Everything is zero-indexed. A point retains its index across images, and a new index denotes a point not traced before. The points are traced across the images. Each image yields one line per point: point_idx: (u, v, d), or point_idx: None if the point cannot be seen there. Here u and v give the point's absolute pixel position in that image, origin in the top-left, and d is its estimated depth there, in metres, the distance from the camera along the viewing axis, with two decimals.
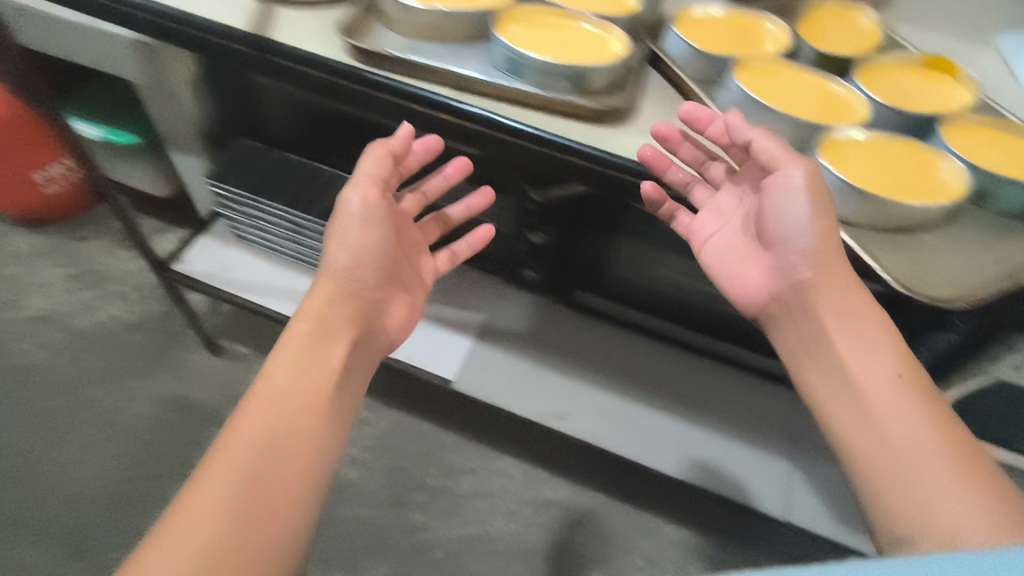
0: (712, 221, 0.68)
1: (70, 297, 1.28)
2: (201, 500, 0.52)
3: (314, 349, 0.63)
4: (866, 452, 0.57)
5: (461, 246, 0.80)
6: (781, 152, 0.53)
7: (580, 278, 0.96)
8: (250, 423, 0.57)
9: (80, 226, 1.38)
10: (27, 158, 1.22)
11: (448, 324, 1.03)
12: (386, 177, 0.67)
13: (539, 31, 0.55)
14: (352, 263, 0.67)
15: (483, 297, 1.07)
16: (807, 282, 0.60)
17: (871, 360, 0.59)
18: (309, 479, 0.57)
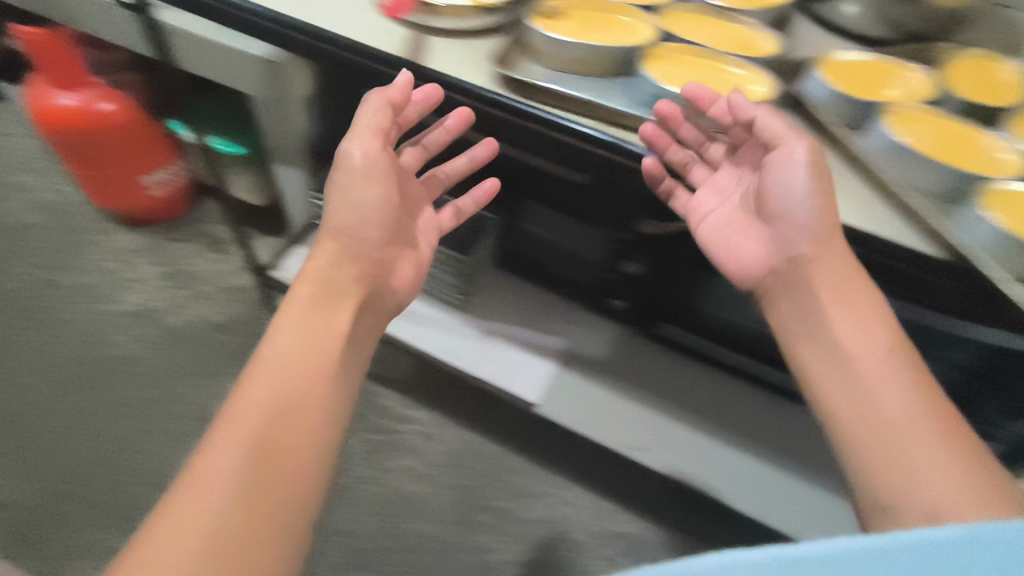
0: (712, 197, 0.69)
1: (162, 294, 1.34)
2: (216, 467, 0.51)
3: (320, 311, 0.61)
4: (859, 425, 0.55)
5: (465, 203, 0.80)
6: (782, 129, 0.57)
7: (669, 313, 0.97)
8: (261, 390, 0.55)
9: (176, 228, 1.45)
10: (141, 164, 1.31)
11: (530, 346, 1.04)
12: (386, 129, 0.63)
13: (684, 70, 0.58)
14: (359, 221, 0.64)
15: (565, 322, 1.07)
16: (805, 257, 0.59)
17: (867, 335, 0.57)
18: (323, 441, 0.56)
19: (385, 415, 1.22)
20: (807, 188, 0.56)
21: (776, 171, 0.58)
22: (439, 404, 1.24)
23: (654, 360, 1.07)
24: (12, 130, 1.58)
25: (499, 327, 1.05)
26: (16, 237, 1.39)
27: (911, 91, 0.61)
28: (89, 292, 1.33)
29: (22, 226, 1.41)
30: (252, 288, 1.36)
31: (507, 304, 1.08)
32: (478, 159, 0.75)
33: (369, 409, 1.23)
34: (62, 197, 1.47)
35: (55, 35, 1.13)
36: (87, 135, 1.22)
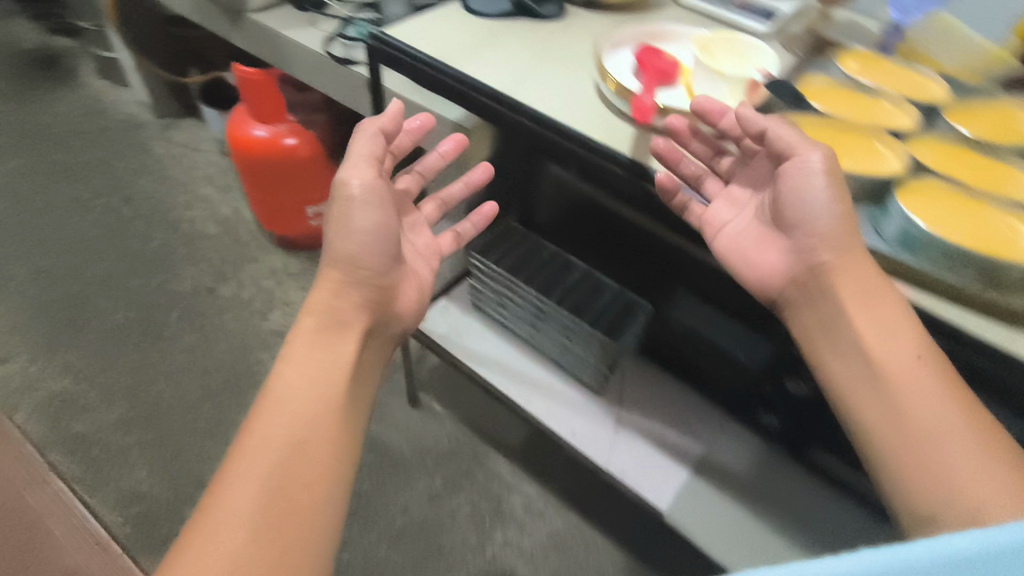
0: (729, 210, 0.65)
1: None
2: (233, 502, 0.50)
3: (327, 341, 0.62)
4: (891, 433, 0.52)
5: (467, 226, 0.83)
6: (796, 138, 0.56)
7: (823, 437, 0.86)
8: (274, 425, 0.55)
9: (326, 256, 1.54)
10: (310, 195, 1.41)
11: (667, 447, 0.96)
12: (380, 158, 0.69)
13: (945, 208, 0.52)
14: (361, 250, 0.66)
15: (707, 426, 0.99)
16: (828, 267, 0.55)
17: (894, 343, 0.53)
18: (340, 466, 0.55)
19: (494, 480, 1.20)
20: (825, 195, 0.54)
21: (791, 182, 0.56)
22: (548, 479, 1.20)
23: (805, 491, 0.94)
24: (206, 148, 1.77)
25: (634, 419, 0.99)
26: (192, 244, 1.53)
27: None
28: (242, 305, 1.42)
29: (198, 235, 1.55)
30: None
31: (645, 395, 1.02)
32: (476, 181, 0.83)
33: (479, 470, 1.21)
34: (235, 214, 1.61)
35: (268, 76, 1.25)
36: (274, 165, 1.33)
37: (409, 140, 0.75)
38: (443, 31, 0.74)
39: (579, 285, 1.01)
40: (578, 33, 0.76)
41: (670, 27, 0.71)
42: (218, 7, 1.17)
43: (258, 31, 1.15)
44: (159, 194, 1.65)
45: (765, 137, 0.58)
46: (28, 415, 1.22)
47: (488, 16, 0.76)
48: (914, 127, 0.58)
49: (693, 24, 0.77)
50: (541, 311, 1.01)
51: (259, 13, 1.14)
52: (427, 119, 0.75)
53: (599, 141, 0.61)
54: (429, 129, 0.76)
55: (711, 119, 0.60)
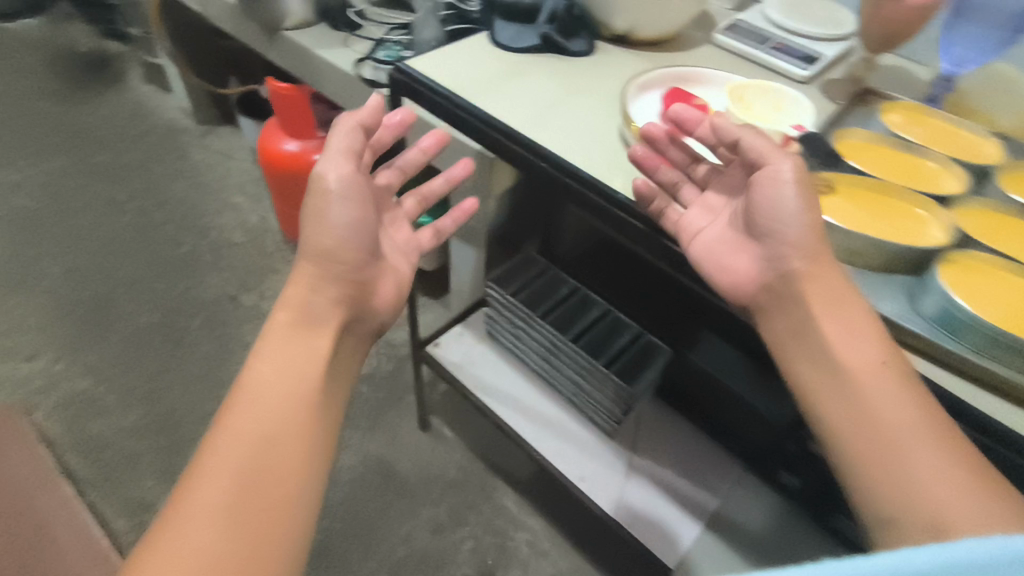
0: (704, 216, 0.60)
1: None
2: (199, 502, 0.49)
3: (301, 337, 0.60)
4: (856, 441, 0.47)
5: (447, 223, 0.80)
6: (769, 147, 0.53)
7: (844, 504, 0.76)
8: (244, 420, 0.54)
9: None
10: None
11: (677, 498, 0.92)
12: (358, 152, 0.67)
13: (987, 287, 0.48)
14: (336, 244, 0.64)
15: (722, 480, 0.94)
16: (797, 274, 0.51)
17: (858, 346, 0.48)
18: (313, 462, 0.54)
19: (500, 514, 1.17)
20: (797, 204, 0.51)
21: (761, 190, 0.53)
22: (554, 517, 1.16)
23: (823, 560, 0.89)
24: (241, 156, 1.80)
25: (646, 466, 0.95)
26: (219, 252, 1.55)
27: None
28: (262, 315, 1.43)
29: (225, 242, 1.57)
30: (402, 347, 1.41)
31: (660, 443, 0.98)
32: (456, 176, 0.79)
33: (485, 503, 1.18)
34: (262, 223, 1.62)
35: (301, 93, 1.25)
36: (302, 179, 1.34)
37: (389, 135, 0.72)
38: (467, 63, 0.73)
39: (595, 323, 0.98)
40: (607, 70, 0.73)
41: (705, 72, 0.68)
42: (256, 24, 1.18)
43: (292, 49, 1.15)
44: (191, 199, 1.67)
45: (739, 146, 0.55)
46: (47, 413, 1.24)
47: (516, 50, 0.74)
48: (962, 192, 0.54)
49: (729, 66, 0.73)
50: (554, 345, 0.97)
51: (295, 31, 1.15)
52: (407, 114, 0.72)
53: (614, 190, 0.60)
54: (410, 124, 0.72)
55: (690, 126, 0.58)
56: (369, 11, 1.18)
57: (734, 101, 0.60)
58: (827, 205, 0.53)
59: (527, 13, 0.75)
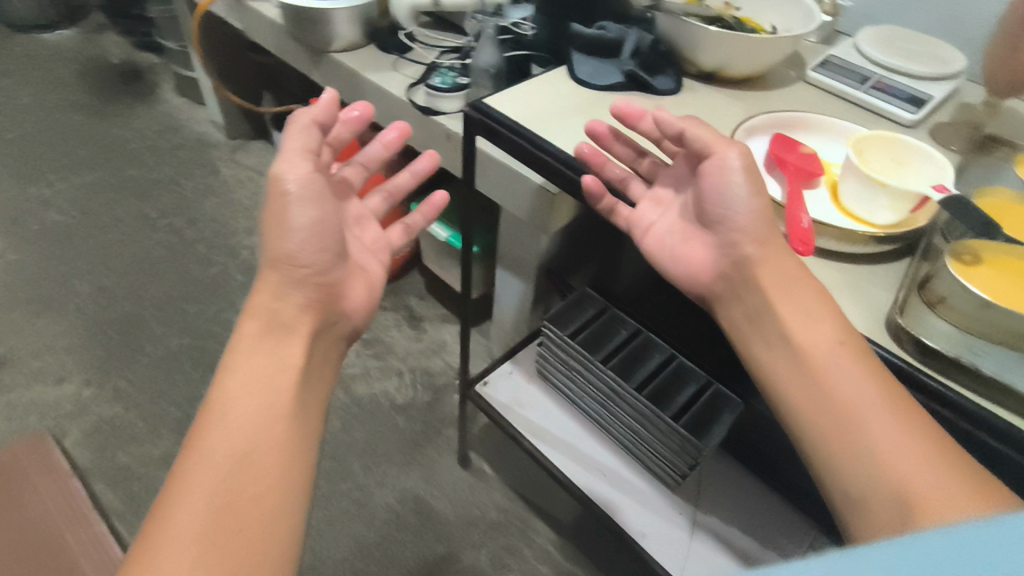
0: (654, 210, 0.63)
1: (358, 360, 1.37)
2: (171, 531, 0.45)
3: (268, 346, 0.56)
4: (812, 415, 0.49)
5: (415, 219, 0.76)
6: (712, 140, 0.56)
7: None
8: (215, 438, 0.50)
9: (385, 294, 1.50)
10: None
11: (736, 554, 0.86)
12: (315, 151, 0.63)
13: None
14: (297, 249, 0.60)
15: (792, 542, 0.88)
16: (748, 259, 0.54)
17: (813, 327, 0.50)
18: (289, 476, 0.50)
19: (544, 560, 1.11)
20: (744, 194, 0.55)
21: (710, 182, 0.56)
22: (600, 565, 1.10)
23: None
24: None
25: (711, 523, 0.89)
26: (250, 272, 1.51)
27: None
28: None
29: (258, 263, 1.54)
30: (440, 376, 1.36)
31: (725, 498, 0.92)
32: (422, 170, 0.76)
33: (527, 547, 1.12)
34: None
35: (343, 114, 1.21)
36: None
37: (347, 130, 0.70)
38: (543, 98, 0.69)
39: (652, 364, 0.94)
40: (693, 108, 0.69)
41: (809, 116, 0.65)
42: (301, 45, 1.14)
43: (338, 71, 1.11)
44: (223, 218, 1.64)
45: (684, 139, 0.58)
46: (76, 440, 1.21)
47: (598, 86, 0.70)
48: None
49: (828, 107, 0.69)
50: (614, 392, 0.92)
51: (342, 53, 1.11)
52: (366, 108, 0.70)
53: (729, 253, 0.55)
54: (369, 118, 0.70)
55: (634, 119, 0.62)
56: (419, 32, 1.14)
57: (857, 153, 0.57)
58: (979, 277, 0.46)
59: (609, 47, 0.73)
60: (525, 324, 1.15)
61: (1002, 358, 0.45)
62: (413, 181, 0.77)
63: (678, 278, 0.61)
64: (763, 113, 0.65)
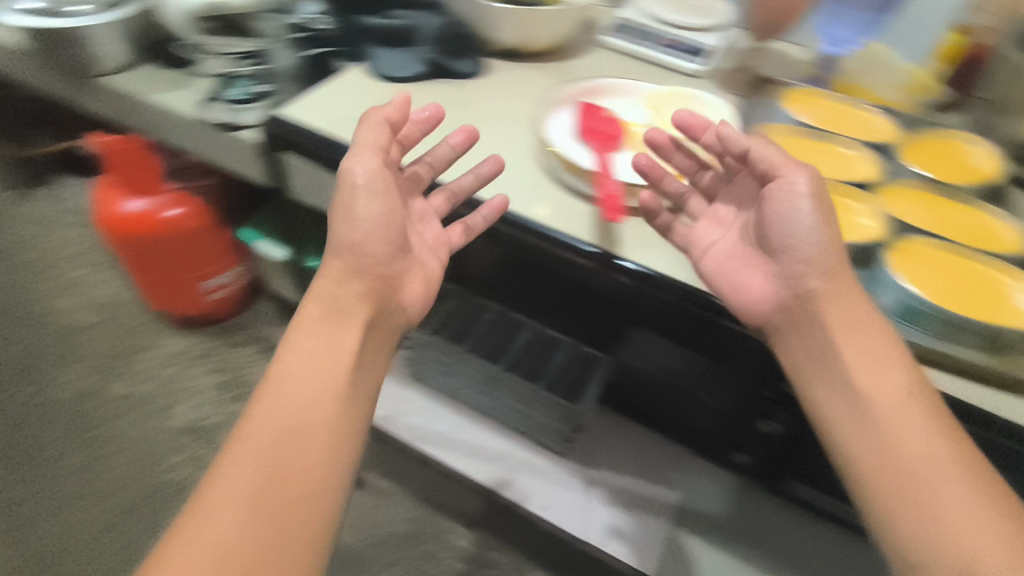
0: (715, 230, 0.61)
1: (218, 408, 1.23)
2: (223, 490, 0.47)
3: (327, 331, 0.55)
4: (877, 474, 0.48)
5: (474, 218, 0.60)
6: (781, 160, 0.55)
7: (794, 470, 0.82)
8: (271, 412, 0.51)
9: (234, 329, 1.35)
10: (203, 268, 1.21)
11: (640, 502, 0.91)
12: (386, 147, 0.58)
13: (933, 271, 0.53)
14: (364, 239, 0.56)
15: (678, 472, 0.94)
16: (816, 294, 0.53)
17: (882, 375, 0.50)
18: (336, 454, 0.50)
19: (461, 556, 1.10)
20: (813, 218, 0.53)
21: (774, 202, 0.55)
22: (515, 546, 1.10)
23: (791, 526, 0.89)
24: (67, 221, 1.52)
25: (605, 478, 0.93)
26: (65, 341, 1.31)
27: None
28: (142, 405, 1.23)
29: (72, 328, 1.33)
30: None
31: (613, 449, 0.96)
32: (488, 174, 0.62)
33: (443, 549, 1.11)
34: (115, 295, 1.39)
35: (137, 144, 1.07)
36: (156, 243, 1.13)
37: (418, 131, 0.62)
38: (352, 100, 0.66)
39: (514, 342, 0.97)
40: (503, 89, 0.70)
41: (599, 81, 0.70)
42: (54, 69, 0.98)
43: (115, 96, 0.97)
44: (16, 283, 1.40)
45: (749, 157, 0.57)
46: None
47: (392, 79, 0.68)
48: (876, 177, 0.60)
49: (630, 69, 0.74)
50: (489, 379, 0.93)
51: (115, 75, 0.97)
52: (437, 108, 0.61)
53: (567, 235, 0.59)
54: (441, 119, 0.62)
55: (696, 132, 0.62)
56: None
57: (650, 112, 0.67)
58: None
59: (404, 35, 0.71)
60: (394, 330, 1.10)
61: None
62: (479, 184, 0.62)
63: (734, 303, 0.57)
64: (567, 83, 0.69)
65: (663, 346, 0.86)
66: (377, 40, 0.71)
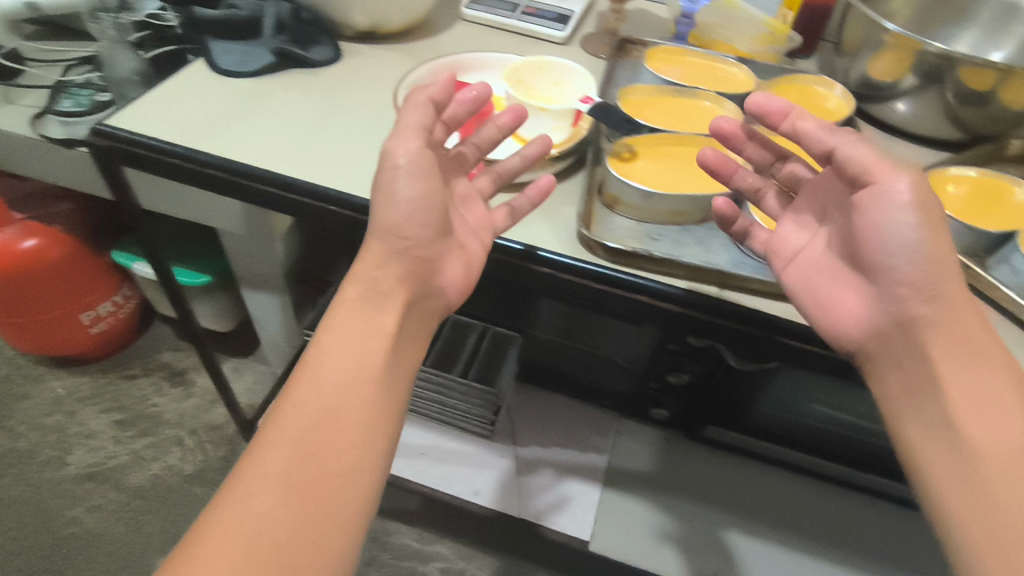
0: (799, 234, 0.54)
1: (120, 448, 1.14)
2: (256, 469, 0.40)
3: (365, 312, 0.47)
4: (974, 529, 0.40)
5: (519, 200, 0.56)
6: (872, 161, 0.46)
7: (716, 417, 0.85)
8: (308, 390, 0.44)
9: (127, 361, 1.25)
10: (77, 300, 1.09)
11: (569, 471, 0.92)
12: (429, 128, 0.50)
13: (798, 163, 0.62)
14: (404, 219, 0.48)
15: (601, 435, 0.96)
16: (919, 321, 0.45)
17: (1002, 423, 0.42)
18: (374, 439, 0.44)
19: (403, 555, 1.08)
20: (915, 232, 0.44)
21: (866, 213, 0.46)
22: (457, 536, 1.09)
23: (709, 464, 0.94)
24: None
25: (534, 452, 0.94)
26: None
27: (1016, 216, 0.58)
28: (30, 459, 1.11)
29: None
30: (230, 424, 1.18)
31: (537, 425, 0.96)
32: (535, 156, 0.57)
33: (383, 551, 1.08)
34: None
35: None
36: (14, 280, 1.00)
37: (463, 110, 0.54)
38: (200, 101, 0.62)
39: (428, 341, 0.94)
40: (365, 76, 0.68)
41: (464, 56, 0.69)
42: None
43: None
44: None
45: (834, 158, 0.48)
46: None
47: (247, 73, 0.65)
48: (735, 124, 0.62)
49: (493, 43, 0.74)
50: None
51: None
52: (483, 86, 0.53)
53: None
54: (487, 99, 0.54)
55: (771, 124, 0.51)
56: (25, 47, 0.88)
57: (513, 82, 0.65)
58: (635, 166, 0.57)
59: (248, 28, 0.68)
60: (299, 341, 1.03)
61: (671, 234, 0.55)
62: (525, 166, 0.57)
63: (823, 325, 0.50)
64: (425, 64, 0.67)
65: (575, 318, 0.84)
66: (218, 33, 0.68)
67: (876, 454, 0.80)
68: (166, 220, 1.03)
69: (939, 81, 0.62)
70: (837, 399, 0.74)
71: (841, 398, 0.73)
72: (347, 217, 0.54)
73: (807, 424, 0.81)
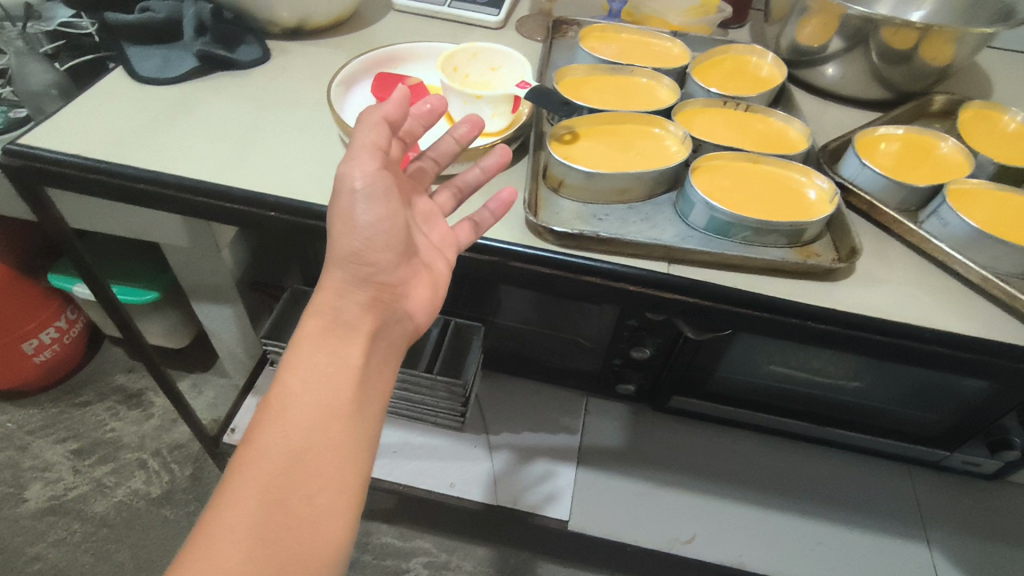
0: None
1: (79, 478, 1.10)
2: (217, 525, 0.36)
3: (329, 344, 0.43)
4: None
5: (481, 213, 0.53)
6: None
7: (679, 386, 0.86)
8: (270, 433, 0.39)
9: (80, 387, 1.21)
10: (16, 330, 1.04)
11: (543, 452, 0.93)
12: (386, 149, 0.46)
13: (736, 130, 0.62)
14: (364, 245, 0.45)
15: (571, 415, 0.97)
16: None
17: None
18: (346, 480, 0.40)
19: (386, 554, 1.07)
20: None
21: None
22: (437, 528, 1.09)
23: (676, 432, 0.97)
24: None
25: (505, 439, 0.94)
26: None
27: (943, 168, 0.61)
28: None
29: None
30: (194, 442, 1.15)
31: (507, 411, 0.97)
32: (495, 166, 0.55)
33: (364, 552, 1.07)
34: None
35: None
36: None
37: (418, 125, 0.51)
38: (123, 112, 0.59)
39: None
40: (298, 74, 0.66)
41: (398, 48, 0.68)
42: None
43: None
44: None
45: None
46: None
47: (170, 78, 0.62)
48: (673, 99, 0.63)
49: (427, 34, 0.73)
50: None
51: None
52: (438, 99, 0.52)
53: None
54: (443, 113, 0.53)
55: None
56: None
57: (450, 70, 0.64)
58: (578, 148, 0.58)
59: (168, 31, 0.66)
60: (257, 350, 1.00)
61: (618, 213, 0.56)
62: (485, 179, 0.55)
63: None
64: (358, 58, 0.66)
65: (532, 302, 0.83)
66: (136, 39, 0.66)
67: (834, 406, 0.83)
68: (102, 239, 0.99)
69: (864, 42, 0.64)
70: (791, 357, 0.77)
71: (795, 357, 0.76)
72: (290, 222, 0.53)
73: (767, 385, 0.83)
